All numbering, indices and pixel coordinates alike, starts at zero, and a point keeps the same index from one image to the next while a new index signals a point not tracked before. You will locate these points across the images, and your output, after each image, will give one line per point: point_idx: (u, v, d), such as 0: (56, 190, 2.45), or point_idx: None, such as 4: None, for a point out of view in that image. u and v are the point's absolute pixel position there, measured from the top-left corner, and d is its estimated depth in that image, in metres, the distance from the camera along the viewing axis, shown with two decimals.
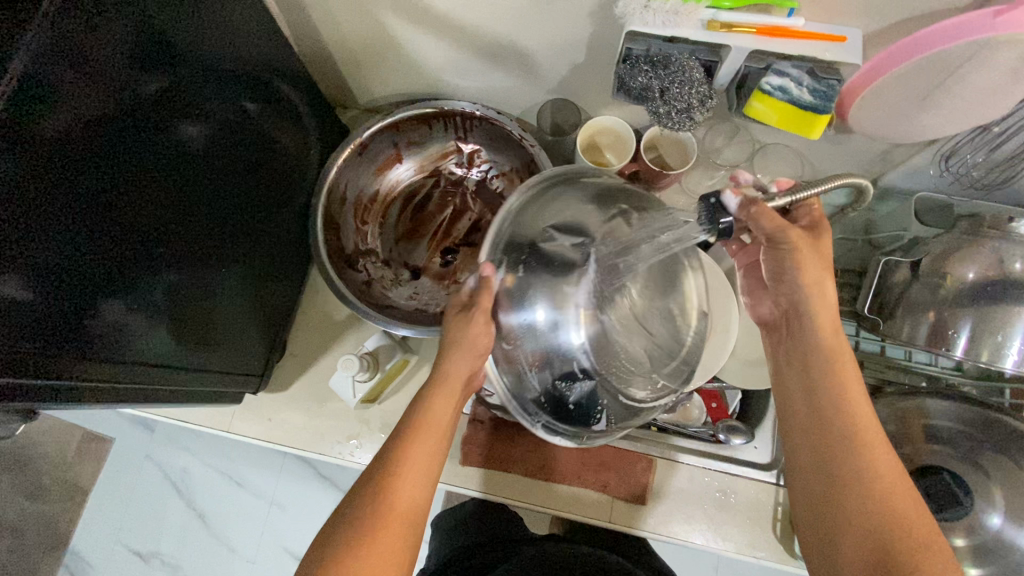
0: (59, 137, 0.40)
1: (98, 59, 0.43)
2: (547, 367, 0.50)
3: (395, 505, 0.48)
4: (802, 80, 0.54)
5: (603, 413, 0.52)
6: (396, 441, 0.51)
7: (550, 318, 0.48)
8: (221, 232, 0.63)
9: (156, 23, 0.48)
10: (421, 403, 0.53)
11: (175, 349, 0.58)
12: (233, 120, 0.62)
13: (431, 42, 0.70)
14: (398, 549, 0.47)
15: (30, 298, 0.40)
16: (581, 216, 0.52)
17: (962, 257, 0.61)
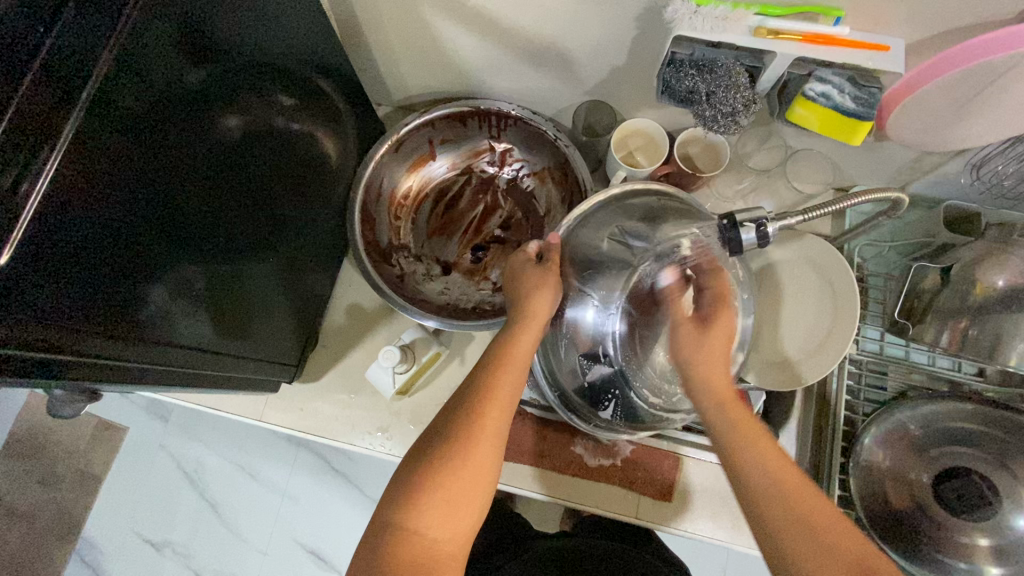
0: (114, 124, 0.42)
1: (155, 50, 0.44)
2: (581, 352, 0.59)
3: (487, 425, 0.49)
4: (844, 88, 0.55)
5: (611, 402, 0.59)
6: (485, 367, 0.52)
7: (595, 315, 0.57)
8: (259, 223, 0.64)
9: (209, 17, 0.49)
10: (505, 334, 0.54)
11: (213, 335, 0.59)
12: (275, 113, 0.63)
13: (473, 42, 0.71)
14: (486, 471, 0.48)
15: (87, 278, 0.41)
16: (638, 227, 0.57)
17: (993, 264, 0.62)
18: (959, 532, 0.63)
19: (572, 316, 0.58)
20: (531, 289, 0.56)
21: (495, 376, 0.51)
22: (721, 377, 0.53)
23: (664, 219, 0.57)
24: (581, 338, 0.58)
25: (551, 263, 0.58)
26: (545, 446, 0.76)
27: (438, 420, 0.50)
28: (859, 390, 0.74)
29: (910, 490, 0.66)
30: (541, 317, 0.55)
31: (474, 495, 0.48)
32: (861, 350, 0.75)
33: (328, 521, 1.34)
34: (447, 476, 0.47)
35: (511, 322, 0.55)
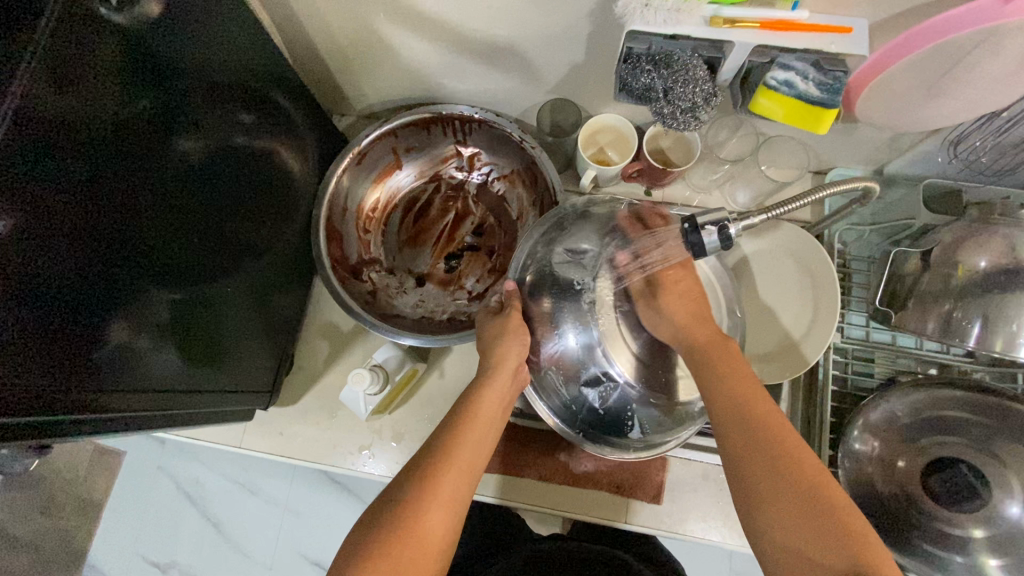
0: (50, 165, 0.40)
1: (90, 81, 0.42)
2: (578, 379, 0.60)
3: (442, 486, 0.50)
4: (807, 73, 0.52)
5: (634, 419, 0.59)
6: (450, 424, 0.55)
7: (580, 342, 0.59)
8: (221, 245, 0.62)
9: (150, 38, 0.47)
10: (472, 393, 0.58)
11: (180, 367, 0.58)
12: (231, 131, 0.60)
13: (428, 46, 0.69)
14: (442, 530, 0.48)
15: (32, 326, 0.40)
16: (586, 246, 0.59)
17: (973, 245, 0.60)
18: (952, 523, 0.61)
19: (558, 352, 0.60)
20: (493, 342, 0.59)
21: (458, 435, 0.54)
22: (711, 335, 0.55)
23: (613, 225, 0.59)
24: (576, 370, 0.59)
25: (512, 309, 0.61)
26: (527, 455, 0.75)
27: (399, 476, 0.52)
28: (846, 378, 0.72)
29: (900, 481, 0.65)
30: (506, 372, 0.58)
31: (424, 562, 0.47)
32: (846, 338, 0.74)
33: (331, 531, 1.33)
34: (399, 539, 0.47)
35: (476, 381, 0.58)
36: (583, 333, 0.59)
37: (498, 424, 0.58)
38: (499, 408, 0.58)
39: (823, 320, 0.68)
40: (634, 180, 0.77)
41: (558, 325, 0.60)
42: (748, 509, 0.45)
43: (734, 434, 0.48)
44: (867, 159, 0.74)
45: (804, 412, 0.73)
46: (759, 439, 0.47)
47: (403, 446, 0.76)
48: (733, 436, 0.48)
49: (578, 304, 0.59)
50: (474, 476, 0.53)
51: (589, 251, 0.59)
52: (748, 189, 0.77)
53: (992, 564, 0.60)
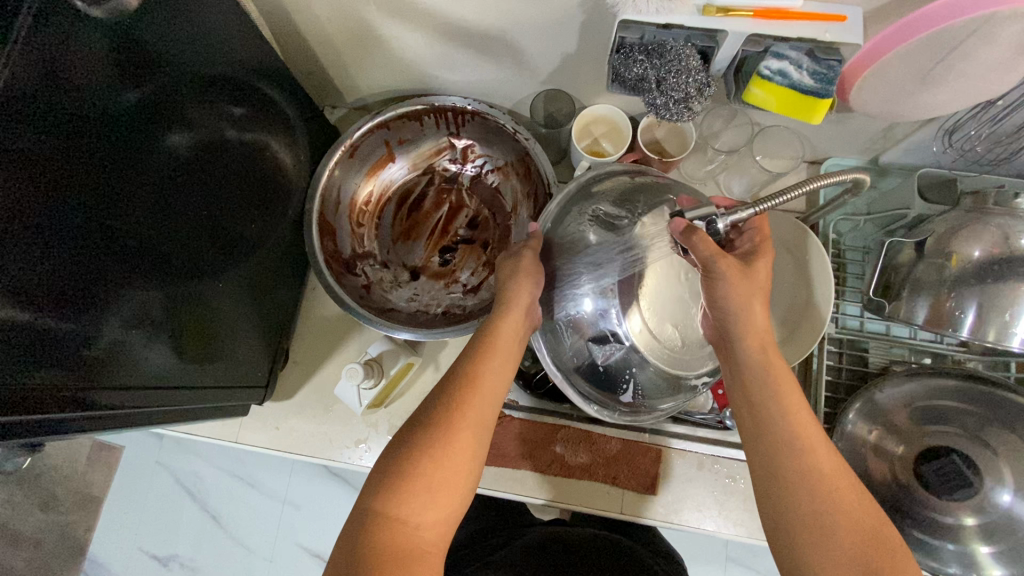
0: (37, 163, 0.39)
1: (75, 75, 0.41)
2: (585, 335, 0.54)
3: (464, 419, 0.50)
4: (801, 63, 0.52)
5: (630, 383, 0.54)
6: (470, 356, 0.54)
7: (592, 304, 0.53)
8: (215, 239, 0.62)
9: (135, 31, 0.46)
10: (490, 326, 0.55)
11: (175, 363, 0.58)
12: (222, 125, 0.60)
13: (420, 38, 0.68)
14: (467, 460, 0.49)
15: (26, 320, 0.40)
16: (609, 213, 0.55)
17: (967, 235, 0.60)
18: (944, 511, 0.62)
19: (570, 313, 0.55)
20: (507, 281, 0.57)
21: (476, 369, 0.53)
22: (763, 327, 0.51)
23: (631, 198, 0.56)
24: (583, 327, 0.54)
25: (529, 253, 0.58)
26: (523, 447, 0.75)
27: (422, 409, 0.51)
28: (840, 368, 0.73)
29: (892, 470, 0.65)
30: (521, 306, 0.55)
31: (454, 485, 0.48)
32: (842, 327, 0.74)
33: (330, 524, 1.34)
34: (428, 468, 0.47)
35: (494, 313, 0.56)
36: (599, 299, 0.52)
37: (516, 354, 0.56)
38: (516, 339, 0.56)
39: (828, 299, 0.68)
40: None
41: (574, 284, 0.55)
42: (787, 534, 0.46)
43: (773, 453, 0.47)
44: (862, 148, 0.73)
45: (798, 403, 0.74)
46: (799, 456, 0.46)
47: None
48: (769, 445, 0.48)
49: (599, 265, 0.54)
50: (494, 408, 0.52)
51: (619, 216, 0.55)
52: (743, 180, 0.78)
53: (983, 552, 0.61)
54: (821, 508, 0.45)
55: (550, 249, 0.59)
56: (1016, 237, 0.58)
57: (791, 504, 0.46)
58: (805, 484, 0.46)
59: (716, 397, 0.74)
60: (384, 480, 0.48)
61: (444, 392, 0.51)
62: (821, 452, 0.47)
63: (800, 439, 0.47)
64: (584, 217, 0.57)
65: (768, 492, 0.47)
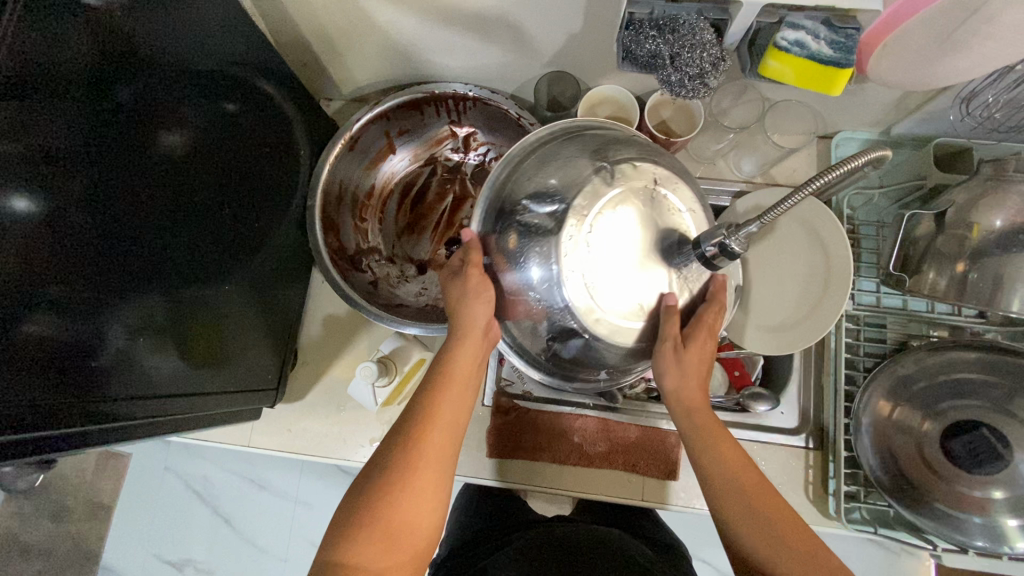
0: (26, 169, 0.37)
1: (64, 74, 0.39)
2: (539, 315, 0.46)
3: (423, 460, 0.49)
4: (818, 32, 0.50)
5: (603, 364, 0.48)
6: (426, 389, 0.52)
7: (541, 280, 0.44)
8: (216, 241, 0.60)
9: (124, 24, 0.43)
10: (444, 355, 0.54)
11: (182, 371, 0.56)
12: (217, 122, 0.57)
13: (416, 23, 0.66)
14: (428, 497, 0.49)
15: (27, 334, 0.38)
16: (552, 186, 0.46)
17: (989, 203, 0.58)
18: (971, 486, 0.61)
19: (518, 286, 0.47)
20: (458, 303, 0.52)
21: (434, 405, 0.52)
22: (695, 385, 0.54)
23: (582, 164, 0.46)
24: (534, 307, 0.46)
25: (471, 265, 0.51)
26: (541, 439, 0.74)
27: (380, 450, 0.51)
28: (858, 345, 0.72)
29: (917, 448, 0.64)
30: (476, 334, 0.52)
31: (415, 524, 0.48)
32: (857, 304, 0.73)
33: None
34: (386, 511, 0.47)
35: (450, 339, 0.54)
36: (545, 271, 0.44)
37: (476, 380, 0.55)
38: (472, 367, 0.54)
39: (847, 271, 0.67)
40: None
41: (520, 257, 0.46)
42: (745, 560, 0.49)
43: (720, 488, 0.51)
44: (875, 120, 0.72)
45: (817, 383, 0.73)
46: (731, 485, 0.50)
47: None
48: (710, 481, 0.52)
49: (544, 253, 0.44)
50: (451, 447, 0.52)
51: (554, 194, 0.45)
52: (753, 157, 0.76)
53: (1011, 524, 0.60)
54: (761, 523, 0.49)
55: (491, 253, 0.50)
56: None
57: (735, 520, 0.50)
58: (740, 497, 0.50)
59: (734, 379, 0.77)
60: (345, 523, 0.47)
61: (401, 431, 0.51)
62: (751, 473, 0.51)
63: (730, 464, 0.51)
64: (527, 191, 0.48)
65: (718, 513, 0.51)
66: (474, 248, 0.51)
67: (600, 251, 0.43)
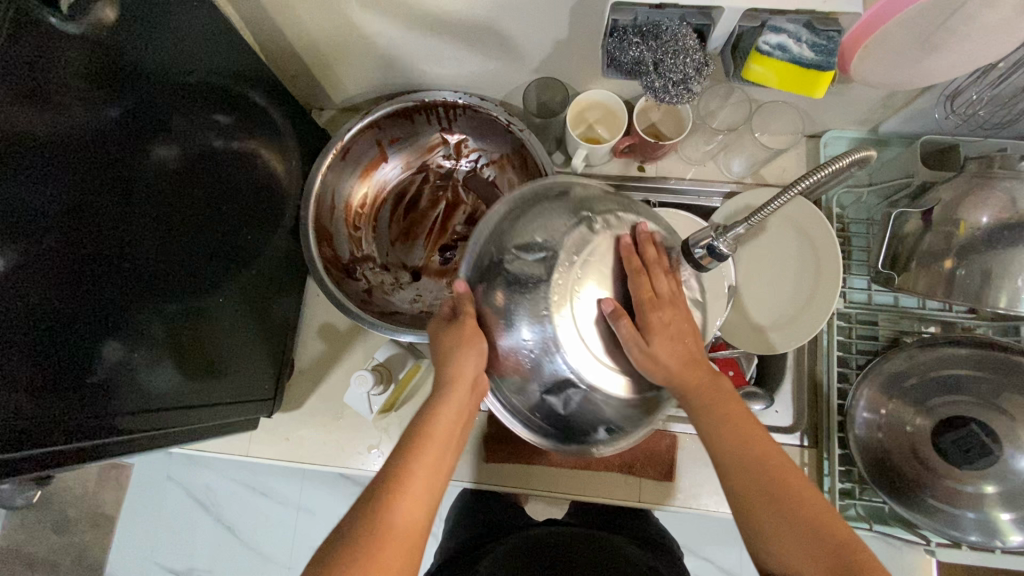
0: (20, 186, 0.38)
1: (57, 92, 0.40)
2: (535, 380, 0.45)
3: (397, 520, 0.48)
4: (800, 35, 0.51)
5: (603, 425, 0.46)
6: (405, 448, 0.52)
7: (535, 343, 0.44)
8: (210, 254, 0.60)
9: (114, 41, 0.44)
10: (426, 412, 0.53)
11: (179, 382, 0.57)
12: (209, 135, 0.58)
13: (403, 33, 0.66)
14: (398, 568, 0.47)
15: (24, 350, 0.39)
16: (537, 238, 0.46)
17: (974, 201, 0.59)
18: (963, 481, 0.62)
19: (511, 351, 0.46)
20: (444, 356, 0.51)
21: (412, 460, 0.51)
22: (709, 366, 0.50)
23: (566, 215, 0.46)
24: (528, 370, 0.45)
25: (465, 316, 0.50)
26: (537, 444, 0.75)
27: (352, 512, 0.49)
28: (850, 343, 0.72)
29: (910, 444, 0.65)
30: (459, 389, 0.52)
31: None
32: (849, 302, 0.73)
33: None
34: None
35: (433, 395, 0.54)
36: (538, 334, 0.44)
37: (458, 437, 0.55)
38: (455, 424, 0.54)
39: (835, 270, 0.68)
40: (626, 155, 0.76)
41: (510, 321, 0.46)
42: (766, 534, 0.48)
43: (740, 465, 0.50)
44: (862, 119, 0.72)
45: (810, 382, 0.73)
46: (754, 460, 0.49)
47: None
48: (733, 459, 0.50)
49: (534, 305, 0.44)
50: (425, 513, 0.50)
51: (541, 244, 0.45)
52: (743, 158, 0.77)
53: (1004, 518, 0.61)
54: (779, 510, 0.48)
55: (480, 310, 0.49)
56: None
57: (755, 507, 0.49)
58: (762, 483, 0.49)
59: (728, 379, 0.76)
60: None
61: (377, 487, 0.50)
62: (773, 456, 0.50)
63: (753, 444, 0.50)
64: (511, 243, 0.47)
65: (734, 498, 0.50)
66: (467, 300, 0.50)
67: (586, 311, 0.44)
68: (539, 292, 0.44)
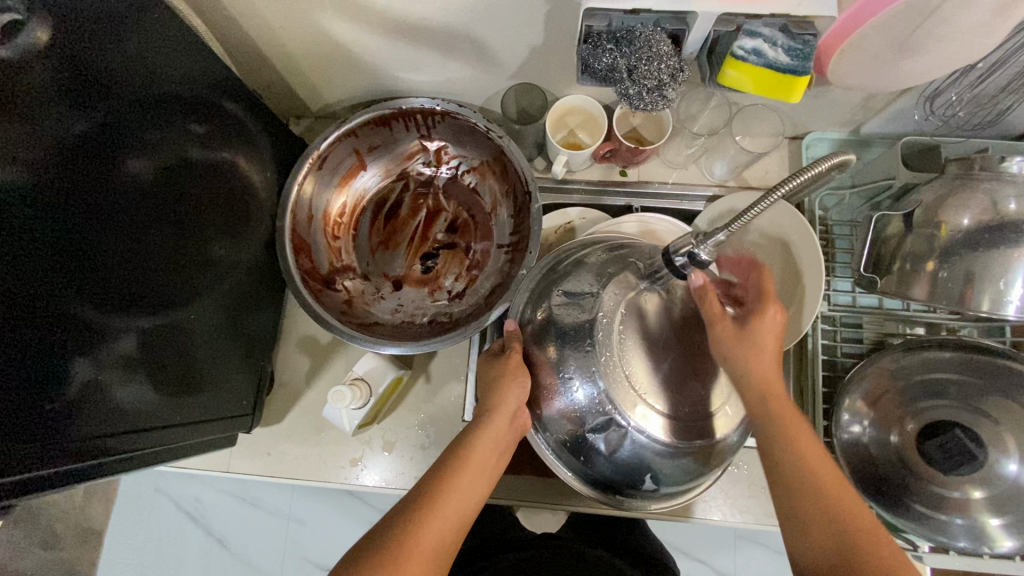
0: None
1: (18, 106, 0.39)
2: (583, 427, 0.51)
3: (423, 538, 0.48)
4: (775, 39, 0.50)
5: (651, 467, 0.50)
6: (444, 466, 0.54)
7: (585, 397, 0.49)
8: (185, 268, 0.59)
9: (78, 52, 0.43)
10: (467, 436, 0.56)
11: (156, 399, 0.56)
12: (183, 146, 0.57)
13: (377, 40, 0.65)
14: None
15: None
16: (582, 288, 0.52)
17: (955, 203, 0.58)
18: (949, 486, 0.61)
19: (564, 403, 0.51)
20: (493, 384, 0.56)
21: (446, 482, 0.52)
22: (772, 374, 0.48)
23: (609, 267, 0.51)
24: (577, 419, 0.51)
25: (512, 350, 0.57)
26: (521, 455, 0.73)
27: (387, 519, 0.50)
28: (835, 346, 0.72)
29: (895, 449, 0.64)
30: (503, 417, 0.56)
31: None
32: (833, 305, 0.73)
33: (337, 539, 1.32)
34: None
35: (477, 421, 0.57)
36: (588, 388, 0.48)
37: (493, 472, 0.56)
38: (494, 453, 0.56)
39: (816, 283, 0.67)
40: (607, 160, 0.75)
41: (564, 373, 0.51)
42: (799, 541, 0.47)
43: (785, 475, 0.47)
44: (843, 121, 0.72)
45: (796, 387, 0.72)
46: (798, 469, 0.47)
47: (394, 454, 0.75)
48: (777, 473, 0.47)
49: (579, 351, 0.49)
50: (455, 534, 0.51)
51: (587, 292, 0.51)
52: (725, 161, 0.75)
53: (994, 524, 0.60)
54: (824, 521, 0.45)
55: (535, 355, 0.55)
56: (1005, 202, 0.56)
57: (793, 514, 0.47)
58: (810, 492, 0.46)
59: None
60: None
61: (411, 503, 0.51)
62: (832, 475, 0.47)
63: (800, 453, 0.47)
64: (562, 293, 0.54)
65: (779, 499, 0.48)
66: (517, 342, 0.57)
67: (637, 363, 0.46)
68: (585, 342, 0.49)
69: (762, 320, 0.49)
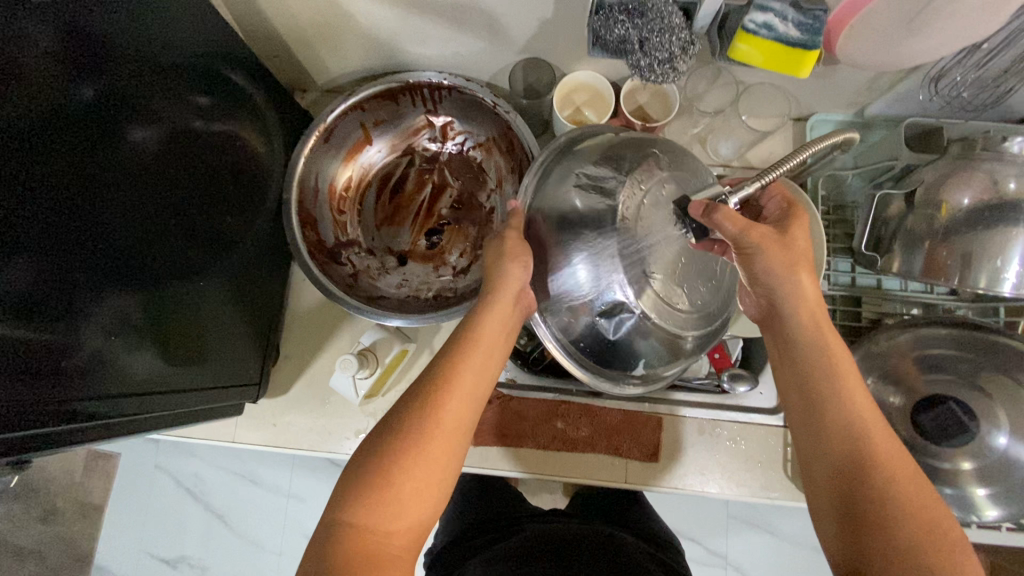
0: None
1: (25, 70, 0.39)
2: (588, 308, 0.50)
3: (442, 418, 0.48)
4: (786, 15, 0.50)
5: (642, 351, 0.52)
6: (453, 349, 0.52)
7: (590, 276, 0.49)
8: (191, 237, 0.59)
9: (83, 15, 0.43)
10: (473, 315, 0.53)
11: (161, 366, 0.56)
12: (189, 117, 0.57)
13: (387, 12, 0.65)
14: (445, 460, 0.48)
15: None
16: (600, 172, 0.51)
17: (956, 182, 0.59)
18: (941, 457, 0.64)
19: (565, 284, 0.51)
20: (494, 265, 0.53)
21: (449, 382, 0.49)
22: (812, 305, 0.50)
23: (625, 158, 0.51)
24: (580, 302, 0.50)
25: (511, 231, 0.54)
26: (525, 425, 0.75)
27: (401, 403, 0.50)
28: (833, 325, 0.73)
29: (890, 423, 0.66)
30: (507, 297, 0.52)
31: (429, 490, 0.47)
32: (833, 285, 0.74)
33: None
34: (402, 469, 0.46)
35: (480, 301, 0.53)
36: (592, 267, 0.48)
37: (503, 350, 0.54)
38: (502, 333, 0.53)
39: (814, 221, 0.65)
40: None
41: (567, 253, 0.50)
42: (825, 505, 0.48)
43: (835, 436, 0.48)
44: (848, 101, 0.73)
45: None
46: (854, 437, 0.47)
47: None
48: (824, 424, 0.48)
49: (592, 234, 0.49)
50: (473, 411, 0.50)
51: (610, 176, 0.50)
52: (730, 142, 0.77)
53: (980, 493, 0.62)
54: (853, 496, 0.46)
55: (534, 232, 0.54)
56: (1005, 182, 0.57)
57: (824, 462, 0.48)
58: (847, 447, 0.47)
59: (713, 361, 0.73)
60: (355, 484, 0.46)
61: (412, 422, 0.48)
62: (879, 433, 0.47)
63: (860, 423, 0.47)
64: (573, 175, 0.53)
65: (806, 440, 0.50)
66: (519, 217, 0.55)
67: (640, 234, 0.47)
68: (603, 226, 0.49)
69: (798, 230, 0.50)
